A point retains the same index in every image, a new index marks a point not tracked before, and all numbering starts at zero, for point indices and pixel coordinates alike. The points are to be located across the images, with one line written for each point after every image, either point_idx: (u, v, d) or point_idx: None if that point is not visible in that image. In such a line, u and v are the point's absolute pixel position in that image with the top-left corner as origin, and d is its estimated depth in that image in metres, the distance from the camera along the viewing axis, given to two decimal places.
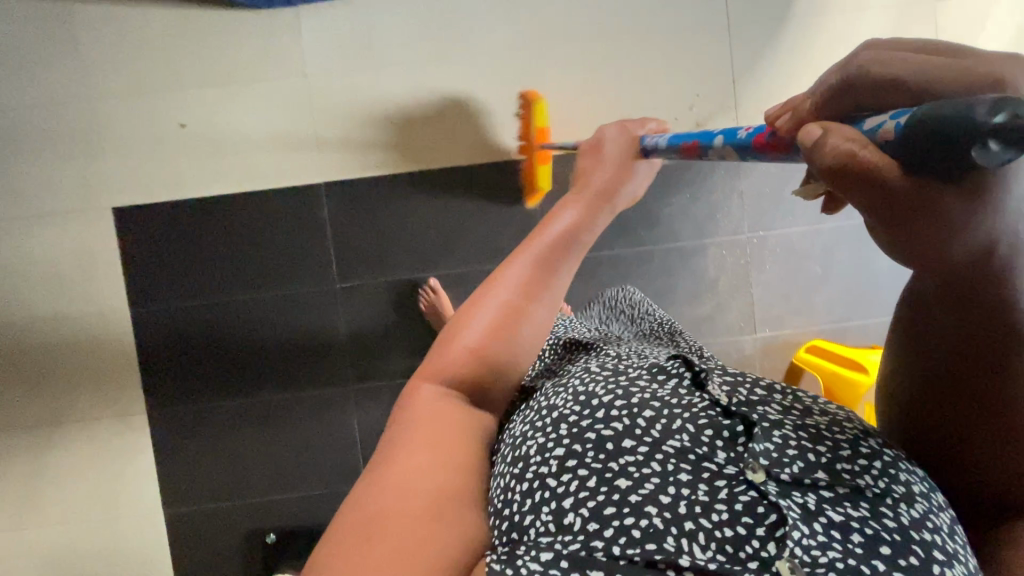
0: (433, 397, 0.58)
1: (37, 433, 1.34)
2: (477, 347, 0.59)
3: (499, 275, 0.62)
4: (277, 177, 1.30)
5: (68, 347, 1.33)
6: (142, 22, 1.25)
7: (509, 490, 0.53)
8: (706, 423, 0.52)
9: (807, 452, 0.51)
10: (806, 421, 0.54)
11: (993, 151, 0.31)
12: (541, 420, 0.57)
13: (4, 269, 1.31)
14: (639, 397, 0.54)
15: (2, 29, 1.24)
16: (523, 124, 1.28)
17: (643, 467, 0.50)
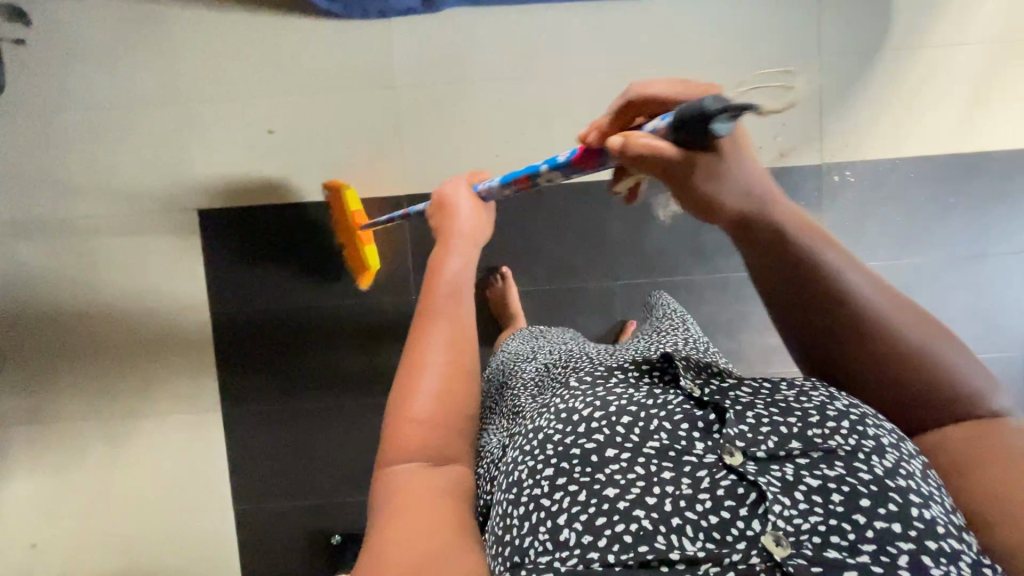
0: (415, 469, 0.64)
1: (114, 425, 1.38)
2: (438, 404, 0.66)
3: (419, 339, 0.70)
4: (362, 186, 1.32)
5: (149, 343, 1.37)
6: (237, 28, 1.26)
7: (509, 515, 0.62)
8: (682, 417, 0.62)
9: (779, 427, 0.59)
10: (775, 399, 0.63)
11: (723, 123, 0.54)
12: (530, 443, 0.66)
13: (89, 264, 1.34)
14: (616, 407, 0.64)
15: (98, 28, 1.26)
16: (339, 212, 1.29)
17: (628, 471, 0.59)
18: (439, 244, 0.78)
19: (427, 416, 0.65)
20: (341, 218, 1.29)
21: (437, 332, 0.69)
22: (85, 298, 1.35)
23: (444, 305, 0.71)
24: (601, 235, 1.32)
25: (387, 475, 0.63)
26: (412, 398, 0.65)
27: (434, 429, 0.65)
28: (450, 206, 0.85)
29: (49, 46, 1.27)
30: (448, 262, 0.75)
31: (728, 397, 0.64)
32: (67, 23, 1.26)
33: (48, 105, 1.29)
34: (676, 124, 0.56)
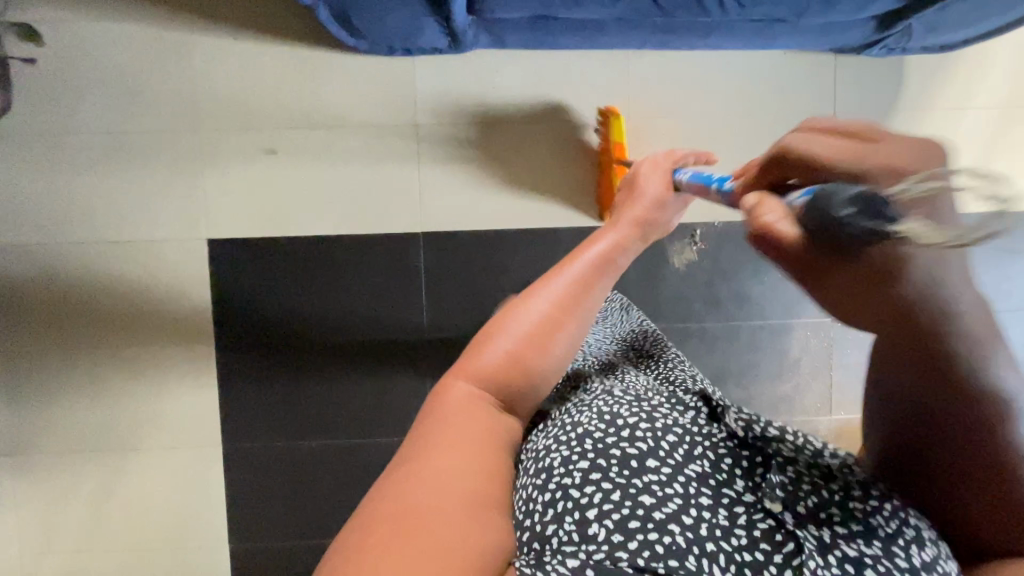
0: (464, 397, 0.57)
1: (107, 456, 1.33)
2: (509, 358, 0.59)
3: (530, 292, 0.62)
4: (379, 223, 1.31)
5: (149, 373, 1.32)
6: (261, 59, 1.26)
7: (531, 500, 0.54)
8: (726, 452, 0.56)
9: (820, 488, 0.53)
10: (819, 460, 0.55)
11: (857, 228, 0.39)
12: (563, 433, 0.58)
13: (91, 289, 1.30)
14: (662, 423, 0.57)
15: (118, 52, 1.24)
16: (604, 139, 1.26)
17: (666, 487, 0.53)
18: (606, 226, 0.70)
19: (495, 365, 0.59)
20: (605, 146, 1.26)
21: (558, 284, 0.61)
22: (85, 324, 1.31)
23: (571, 272, 0.62)
24: (616, 280, 1.33)
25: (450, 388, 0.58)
26: (497, 334, 0.60)
27: (511, 381, 0.59)
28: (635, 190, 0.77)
29: (62, 67, 1.24)
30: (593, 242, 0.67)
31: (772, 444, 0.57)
32: (84, 45, 1.24)
33: (58, 127, 1.26)
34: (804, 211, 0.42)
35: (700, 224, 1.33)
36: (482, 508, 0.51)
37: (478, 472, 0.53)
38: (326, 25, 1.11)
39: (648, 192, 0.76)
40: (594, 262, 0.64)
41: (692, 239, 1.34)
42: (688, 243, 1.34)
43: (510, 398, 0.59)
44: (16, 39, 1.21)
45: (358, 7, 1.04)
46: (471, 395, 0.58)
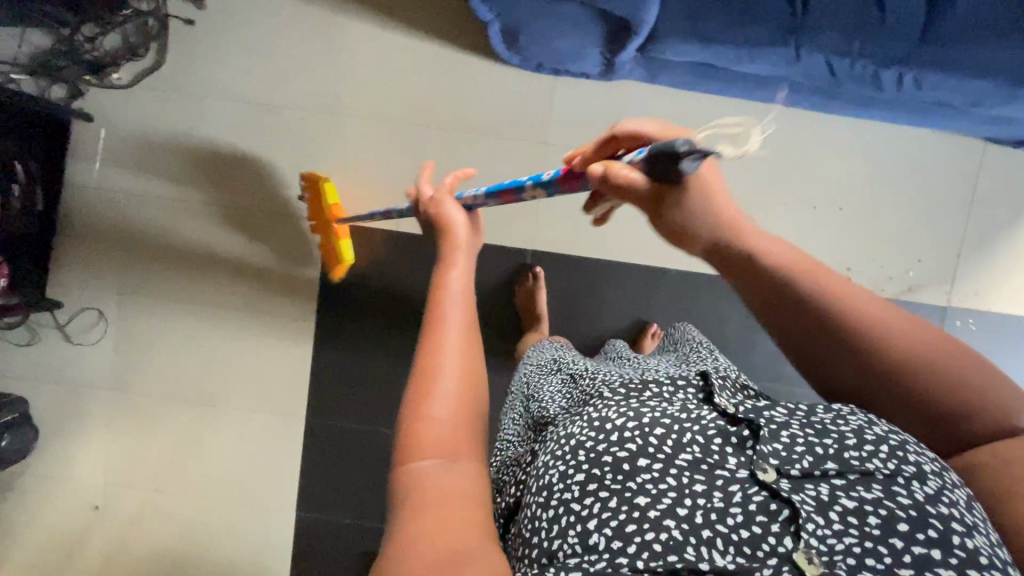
0: (429, 463, 0.50)
1: (197, 408, 1.39)
2: (456, 397, 0.54)
3: (434, 350, 0.56)
4: (491, 233, 1.32)
5: (248, 337, 1.38)
6: (408, 54, 1.27)
7: (537, 518, 0.55)
8: (715, 432, 0.56)
9: (814, 446, 0.53)
10: (812, 418, 0.56)
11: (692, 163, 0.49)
12: (561, 449, 0.59)
13: (208, 248, 1.35)
14: (650, 418, 0.57)
15: (273, 26, 1.27)
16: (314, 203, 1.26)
17: (660, 483, 0.52)
18: (440, 259, 0.67)
19: (449, 424, 0.52)
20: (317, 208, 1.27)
21: (453, 318, 0.59)
22: (196, 280, 1.36)
23: (453, 313, 0.59)
24: (715, 329, 1.33)
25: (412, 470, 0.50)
26: (429, 395, 0.54)
27: (464, 440, 0.52)
28: (445, 225, 0.72)
29: (219, 32, 1.28)
30: (448, 275, 0.64)
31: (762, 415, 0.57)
32: (242, 13, 1.27)
33: (204, 89, 1.29)
34: (656, 157, 0.50)
35: None
36: (479, 524, 0.47)
37: (468, 499, 0.48)
38: (489, 41, 1.08)
39: (452, 222, 0.72)
40: (460, 291, 0.62)
41: None
42: None
43: (465, 450, 0.52)
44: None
45: (530, 30, 1.02)
46: (437, 464, 0.50)
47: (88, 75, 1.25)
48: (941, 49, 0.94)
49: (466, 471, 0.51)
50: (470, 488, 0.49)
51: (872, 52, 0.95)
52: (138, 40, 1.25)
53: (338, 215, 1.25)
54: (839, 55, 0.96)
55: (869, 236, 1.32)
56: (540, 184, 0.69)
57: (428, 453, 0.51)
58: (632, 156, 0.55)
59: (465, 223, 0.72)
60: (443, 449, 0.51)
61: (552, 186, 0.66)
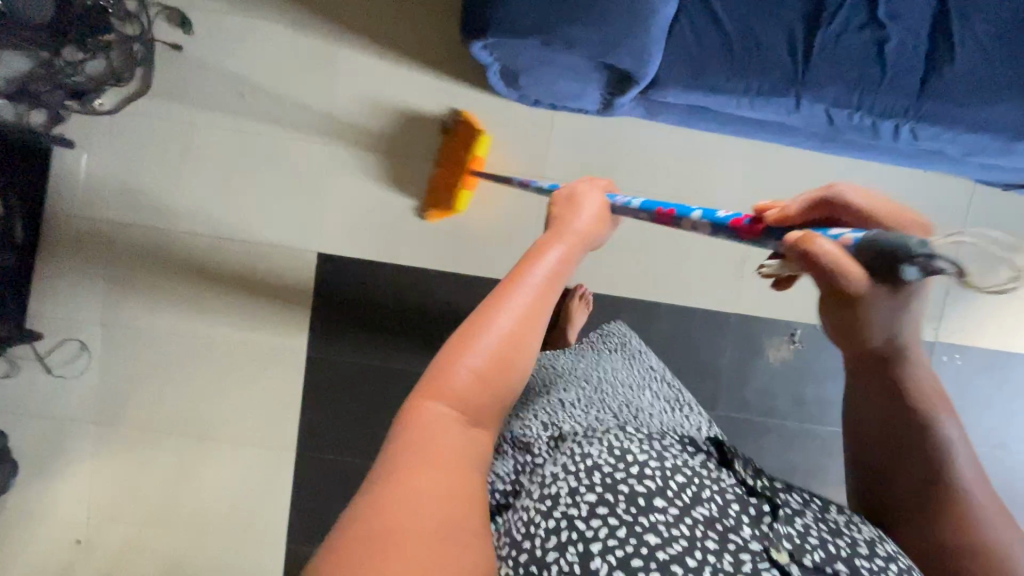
0: (437, 421, 0.42)
1: (184, 440, 1.36)
2: (490, 379, 0.44)
3: (483, 316, 0.45)
4: (485, 266, 1.32)
5: (237, 368, 1.35)
6: (403, 84, 1.26)
7: (531, 525, 0.51)
8: (733, 497, 0.54)
9: (827, 544, 0.51)
10: (827, 516, 0.55)
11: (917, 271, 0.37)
12: (571, 461, 0.56)
13: (195, 278, 1.32)
14: (673, 462, 0.55)
15: (264, 53, 1.24)
16: (456, 149, 1.24)
17: (673, 529, 0.49)
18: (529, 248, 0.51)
19: (469, 393, 0.43)
20: (454, 152, 1.24)
21: (523, 302, 0.46)
22: (183, 310, 1.33)
23: (527, 307, 0.46)
24: (709, 364, 1.33)
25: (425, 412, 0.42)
26: (469, 348, 0.44)
27: (485, 421, 0.44)
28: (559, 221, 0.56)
29: (211, 59, 1.25)
30: (539, 261, 0.49)
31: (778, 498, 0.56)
32: (235, 40, 1.24)
33: (194, 117, 1.27)
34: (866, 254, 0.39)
35: (802, 324, 1.33)
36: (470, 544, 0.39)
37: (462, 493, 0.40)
38: (488, 78, 1.06)
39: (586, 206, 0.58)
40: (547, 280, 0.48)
41: (792, 338, 1.34)
42: (786, 341, 1.33)
43: (487, 415, 0.44)
44: (168, 24, 1.23)
45: (529, 72, 1.00)
46: (450, 415, 0.43)
47: (71, 104, 1.21)
48: (936, 103, 0.94)
49: (477, 437, 0.44)
50: (475, 471, 0.42)
51: (869, 106, 0.95)
52: (123, 65, 1.21)
53: (477, 167, 1.24)
54: (840, 107, 0.96)
55: None
56: (710, 222, 0.58)
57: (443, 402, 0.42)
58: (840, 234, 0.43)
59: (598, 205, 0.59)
60: (463, 411, 0.43)
61: (725, 230, 0.56)
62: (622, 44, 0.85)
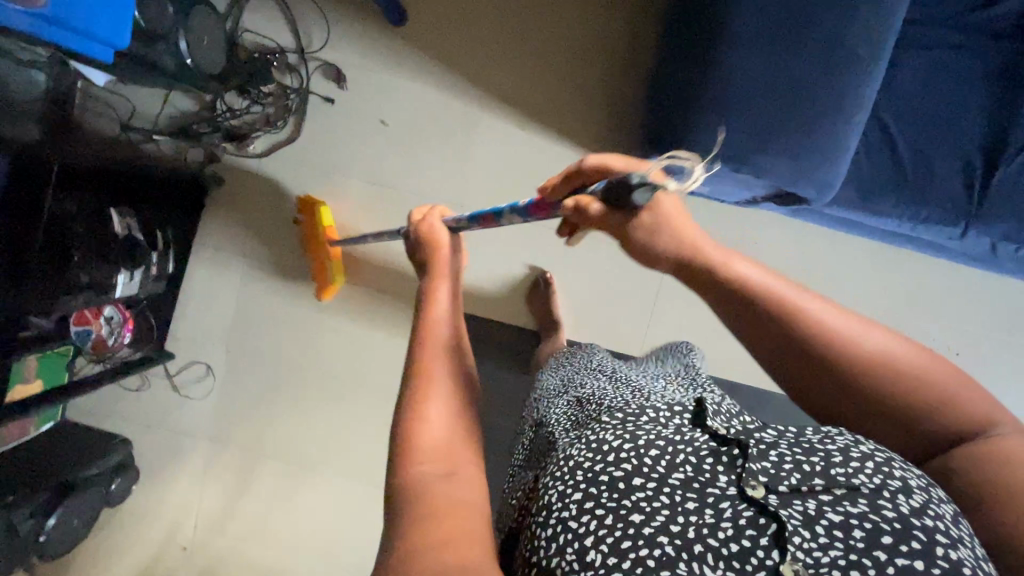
0: (435, 480, 0.48)
1: (288, 466, 1.42)
2: (447, 420, 0.53)
3: (427, 383, 0.55)
4: (602, 336, 1.35)
5: (346, 403, 1.41)
6: (540, 150, 1.27)
7: (535, 538, 0.48)
8: (707, 451, 0.50)
9: (802, 462, 0.48)
10: (802, 437, 0.51)
11: (642, 197, 0.54)
12: (558, 470, 0.53)
13: (319, 316, 1.39)
14: (645, 438, 0.51)
15: (409, 111, 1.28)
16: (310, 224, 1.31)
17: (654, 501, 0.46)
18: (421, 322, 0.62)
19: (443, 440, 0.51)
20: (311, 230, 1.31)
21: (442, 340, 0.60)
22: (303, 346, 1.40)
23: (443, 346, 0.59)
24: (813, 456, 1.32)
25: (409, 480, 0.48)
26: (428, 404, 0.53)
27: (461, 451, 0.52)
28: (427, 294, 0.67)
29: (357, 113, 1.29)
30: (439, 323, 0.62)
31: (753, 438, 0.52)
32: (381, 98, 1.28)
33: (335, 166, 1.32)
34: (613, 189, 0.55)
35: None
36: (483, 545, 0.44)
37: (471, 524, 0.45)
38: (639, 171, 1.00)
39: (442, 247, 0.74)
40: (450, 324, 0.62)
41: None
42: None
43: (458, 454, 0.51)
44: (324, 78, 1.29)
45: None
46: (437, 471, 0.49)
47: (228, 142, 1.30)
48: None
49: (465, 473, 0.50)
50: (468, 503, 0.47)
51: None
52: (276, 112, 1.29)
53: (330, 236, 1.30)
54: (1009, 241, 0.94)
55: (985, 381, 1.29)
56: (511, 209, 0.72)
57: (422, 461, 0.49)
58: (597, 186, 0.59)
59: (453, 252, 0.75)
60: (440, 461, 0.50)
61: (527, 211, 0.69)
62: (807, 173, 0.87)
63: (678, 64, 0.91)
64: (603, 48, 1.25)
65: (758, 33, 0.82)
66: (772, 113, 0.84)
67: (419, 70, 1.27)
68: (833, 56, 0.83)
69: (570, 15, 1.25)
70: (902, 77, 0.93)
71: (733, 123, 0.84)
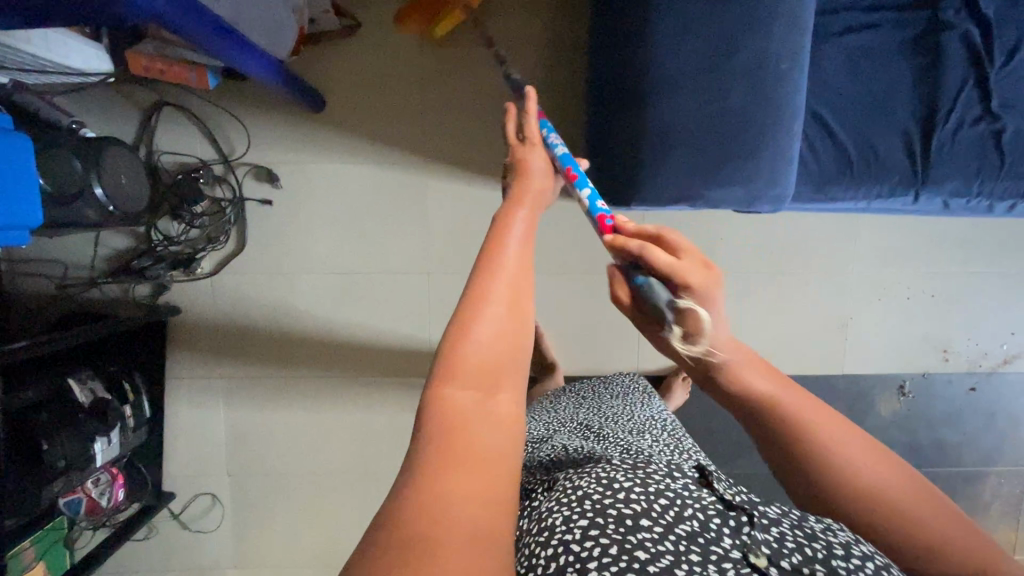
0: (471, 410, 0.36)
1: (317, 569, 1.39)
2: (500, 347, 0.38)
3: (493, 263, 0.41)
4: (599, 364, 1.34)
5: (359, 495, 1.36)
6: (493, 199, 1.25)
7: (533, 557, 0.46)
8: (715, 511, 0.47)
9: (803, 545, 0.45)
10: (802, 517, 0.48)
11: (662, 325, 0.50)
12: (563, 496, 0.50)
13: (311, 417, 1.34)
14: (656, 484, 0.49)
15: (352, 191, 1.25)
16: None
17: (660, 545, 0.43)
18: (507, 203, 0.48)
19: (491, 358, 0.37)
20: None
21: (518, 226, 0.44)
22: (303, 451, 1.35)
23: (508, 263, 0.41)
24: None
25: (449, 402, 0.36)
26: (486, 298, 0.39)
27: (509, 377, 0.38)
28: (516, 169, 0.54)
29: (303, 209, 1.25)
30: (511, 219, 0.45)
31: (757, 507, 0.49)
32: (322, 187, 1.25)
33: (293, 266, 1.27)
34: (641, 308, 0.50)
35: (911, 375, 1.36)
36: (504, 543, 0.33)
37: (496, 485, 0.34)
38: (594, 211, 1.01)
39: (530, 168, 0.53)
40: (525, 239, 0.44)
41: (902, 391, 1.36)
42: (897, 394, 1.36)
43: (507, 379, 0.38)
44: (254, 180, 1.24)
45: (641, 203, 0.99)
46: (475, 397, 0.36)
47: (173, 269, 1.24)
48: None
49: (503, 405, 0.37)
50: (504, 458, 0.35)
51: (992, 188, 0.94)
52: (216, 229, 1.24)
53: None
54: (960, 197, 0.95)
55: (960, 316, 1.35)
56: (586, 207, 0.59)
57: (464, 380, 0.36)
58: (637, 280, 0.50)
59: (544, 171, 0.54)
60: (483, 385, 0.37)
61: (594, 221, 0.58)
62: (757, 179, 0.88)
63: (612, 106, 0.90)
64: (535, 87, 1.22)
65: (682, 71, 0.82)
66: (714, 148, 0.85)
67: (354, 151, 1.24)
68: (758, 79, 0.84)
69: (494, 62, 1.22)
70: (825, 70, 0.96)
71: (679, 167, 0.86)
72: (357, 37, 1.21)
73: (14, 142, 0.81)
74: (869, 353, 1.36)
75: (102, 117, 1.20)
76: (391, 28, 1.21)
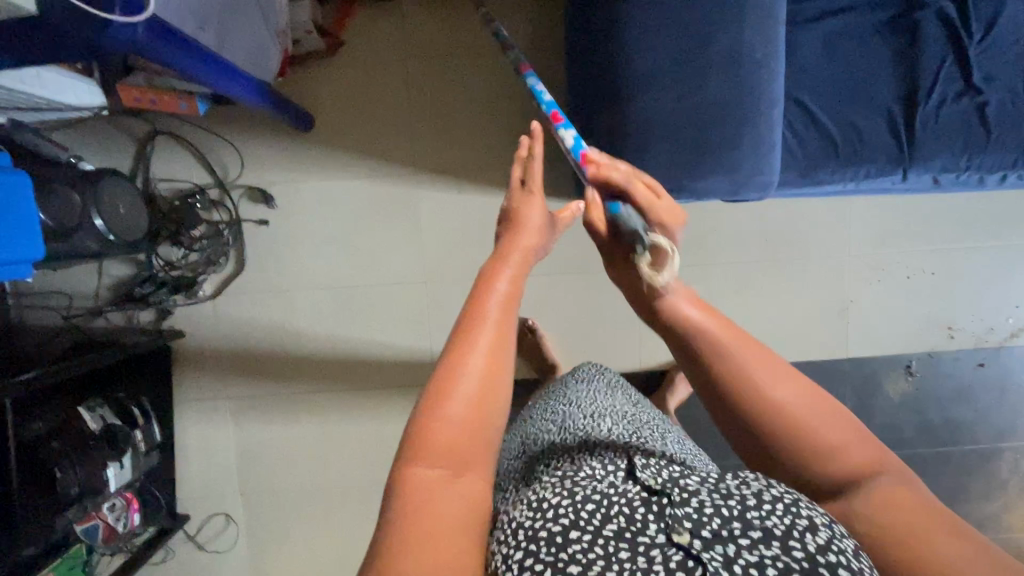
0: (437, 484, 0.39)
1: None
2: (472, 422, 0.41)
3: (467, 333, 0.43)
4: (602, 362, 1.35)
5: (372, 506, 1.37)
6: (485, 206, 1.26)
7: None
8: (637, 498, 0.43)
9: (720, 506, 0.42)
10: (718, 480, 0.45)
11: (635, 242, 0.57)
12: (497, 527, 0.46)
13: (320, 431, 1.35)
14: (581, 488, 0.45)
15: (347, 206, 1.27)
16: None
17: (590, 553, 0.40)
18: (496, 258, 0.50)
19: (461, 433, 0.40)
20: None
21: (502, 285, 0.46)
22: (313, 466, 1.36)
23: (485, 336, 0.43)
24: None
25: (416, 476, 0.39)
26: (459, 374, 0.42)
27: (479, 452, 0.41)
28: (513, 222, 0.54)
29: (299, 226, 1.27)
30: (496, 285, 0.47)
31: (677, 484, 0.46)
32: (317, 204, 1.27)
33: (292, 283, 1.29)
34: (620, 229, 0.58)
35: (916, 354, 1.35)
36: None
37: (457, 557, 0.37)
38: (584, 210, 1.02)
39: (529, 221, 0.54)
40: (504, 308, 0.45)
41: (908, 370, 1.35)
42: (903, 374, 1.35)
43: (475, 458, 0.41)
44: (250, 202, 1.26)
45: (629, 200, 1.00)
46: (443, 471, 0.39)
47: (175, 293, 1.26)
48: None
49: (469, 485, 0.40)
50: (464, 523, 0.38)
51: (980, 162, 0.94)
52: (216, 251, 1.25)
53: None
54: (949, 172, 0.95)
55: (962, 292, 1.34)
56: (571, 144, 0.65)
57: (432, 459, 0.39)
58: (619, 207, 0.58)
59: (541, 226, 0.54)
60: (450, 461, 0.40)
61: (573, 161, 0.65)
62: (741, 168, 0.88)
63: (593, 106, 0.91)
64: (519, 93, 1.24)
65: (659, 67, 0.83)
66: (695, 140, 0.86)
67: (345, 166, 1.26)
68: (734, 70, 0.84)
69: (477, 70, 1.24)
70: (804, 56, 0.97)
71: (662, 161, 0.87)
72: (342, 56, 1.23)
73: (11, 177, 0.83)
74: (873, 335, 1.35)
75: (100, 150, 1.23)
76: (375, 45, 1.23)
